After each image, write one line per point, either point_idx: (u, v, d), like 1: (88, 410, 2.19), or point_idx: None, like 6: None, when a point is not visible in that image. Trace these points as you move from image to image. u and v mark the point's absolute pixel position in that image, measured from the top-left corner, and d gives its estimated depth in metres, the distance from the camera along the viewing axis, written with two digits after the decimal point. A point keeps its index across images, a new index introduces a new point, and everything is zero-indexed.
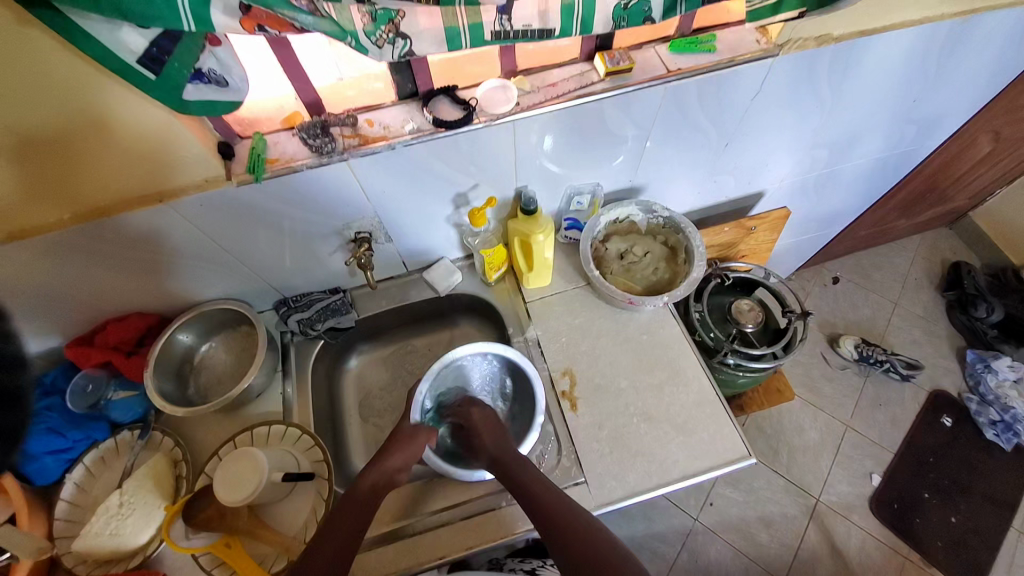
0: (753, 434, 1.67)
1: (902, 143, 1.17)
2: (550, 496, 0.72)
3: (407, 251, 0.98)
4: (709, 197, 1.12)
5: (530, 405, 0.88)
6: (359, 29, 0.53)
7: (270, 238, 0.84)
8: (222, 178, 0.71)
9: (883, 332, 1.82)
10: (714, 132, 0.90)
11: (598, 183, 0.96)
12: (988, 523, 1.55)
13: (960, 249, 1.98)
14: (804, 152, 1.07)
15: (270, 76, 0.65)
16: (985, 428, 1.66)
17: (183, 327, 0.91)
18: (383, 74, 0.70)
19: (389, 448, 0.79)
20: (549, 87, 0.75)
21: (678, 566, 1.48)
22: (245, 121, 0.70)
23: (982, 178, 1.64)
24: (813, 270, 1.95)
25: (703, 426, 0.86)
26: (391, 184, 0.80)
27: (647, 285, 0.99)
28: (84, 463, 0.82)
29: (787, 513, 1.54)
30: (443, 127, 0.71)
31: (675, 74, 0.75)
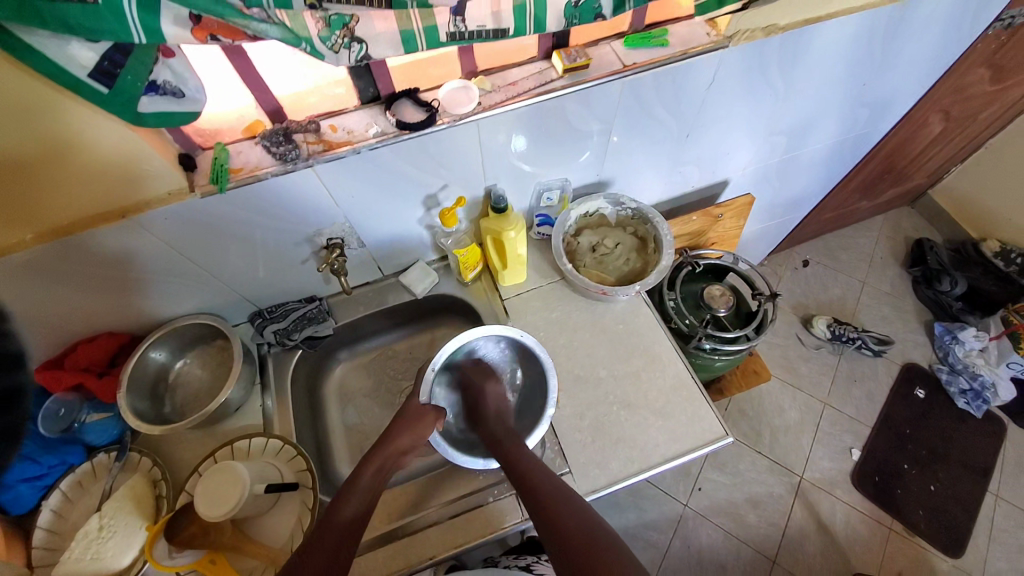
0: (736, 417, 1.70)
1: (857, 126, 1.22)
2: (550, 486, 0.72)
3: (381, 255, 0.98)
4: (676, 187, 1.15)
5: (539, 399, 0.88)
6: (313, 34, 0.54)
7: (240, 250, 0.84)
8: (185, 191, 0.71)
9: (854, 310, 1.88)
10: (675, 124, 0.93)
11: (566, 179, 0.98)
12: (965, 489, 1.60)
13: (921, 227, 2.06)
14: (764, 139, 1.10)
15: (229, 85, 0.65)
16: (956, 397, 1.73)
17: (156, 345, 0.89)
18: (344, 79, 0.70)
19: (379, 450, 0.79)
20: (509, 86, 0.77)
21: (671, 552, 1.50)
22: (206, 132, 0.70)
23: (938, 156, 1.71)
24: (784, 254, 2.01)
25: (681, 409, 0.88)
26: (360, 189, 0.80)
27: (619, 276, 1.01)
28: (61, 488, 0.81)
29: (773, 493, 1.58)
30: (407, 130, 0.72)
31: (631, 69, 0.77)
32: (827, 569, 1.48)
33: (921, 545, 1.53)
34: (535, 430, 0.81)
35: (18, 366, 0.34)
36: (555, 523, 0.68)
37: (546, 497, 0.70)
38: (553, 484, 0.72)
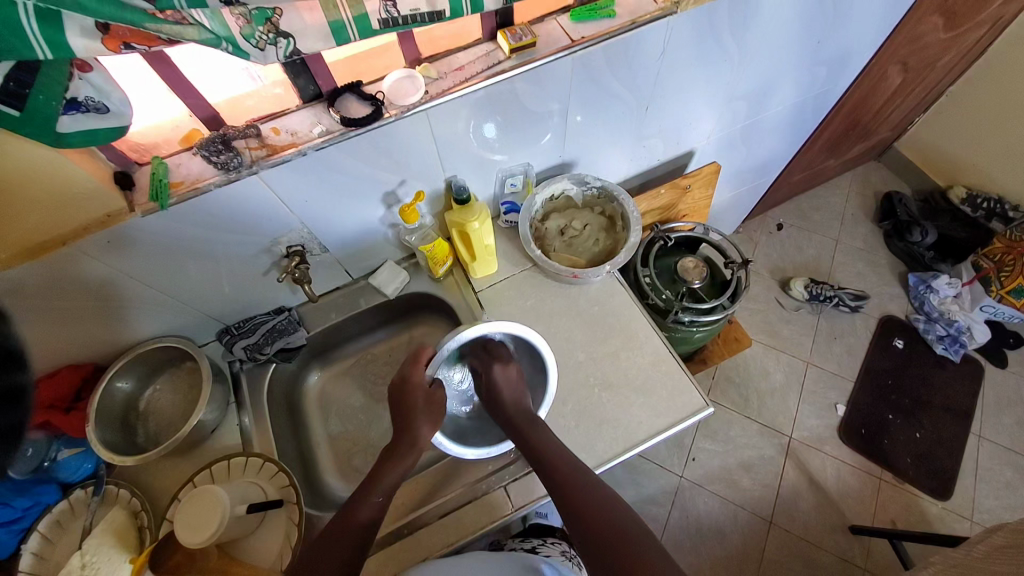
0: (723, 386, 1.72)
1: (816, 85, 1.21)
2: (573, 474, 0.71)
3: (346, 257, 0.96)
4: (642, 161, 1.14)
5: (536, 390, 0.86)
6: (235, 33, 0.51)
7: (198, 266, 0.81)
8: (124, 211, 0.67)
9: (829, 269, 1.91)
10: (633, 98, 0.92)
11: (529, 163, 0.96)
12: (949, 432, 1.65)
13: (889, 180, 2.08)
14: (725, 106, 1.10)
15: (158, 96, 0.62)
16: (935, 344, 1.77)
17: (120, 374, 0.86)
18: (281, 78, 0.68)
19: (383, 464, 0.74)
20: (456, 71, 0.74)
21: (672, 524, 1.51)
22: (141, 147, 0.67)
23: (900, 108, 1.72)
24: (758, 220, 2.01)
25: (661, 383, 0.88)
26: (312, 191, 0.77)
27: (591, 257, 1.00)
28: (40, 530, 0.76)
29: (765, 455, 1.60)
30: (352, 126, 0.69)
31: (579, 43, 0.75)
32: (823, 525, 1.52)
33: (911, 491, 1.57)
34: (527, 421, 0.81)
35: (18, 367, 0.37)
36: (579, 515, 0.68)
37: (572, 488, 0.69)
38: (575, 476, 0.71)
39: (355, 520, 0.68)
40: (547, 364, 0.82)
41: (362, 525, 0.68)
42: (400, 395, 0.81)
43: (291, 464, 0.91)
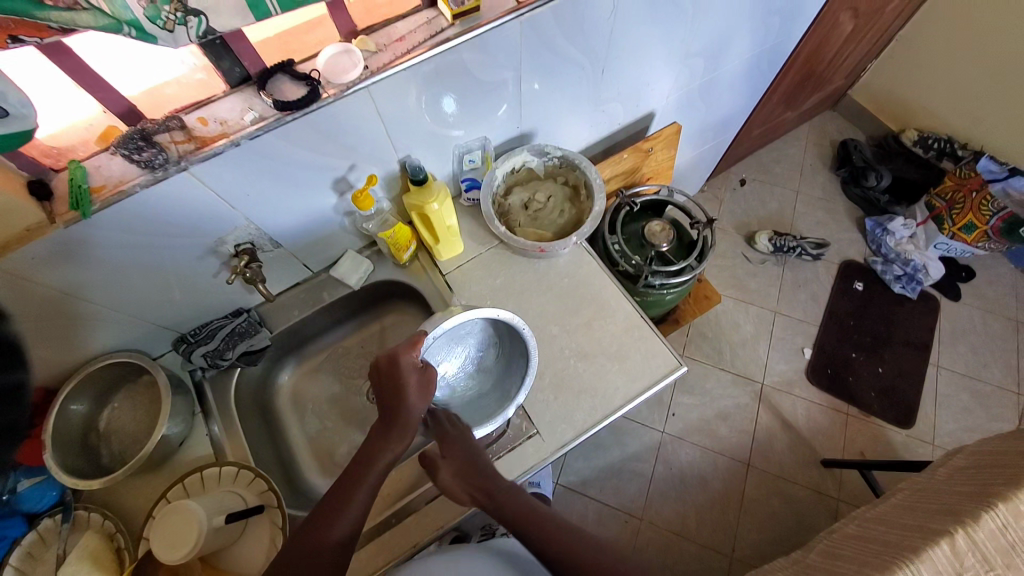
0: (697, 341, 1.76)
1: (771, 35, 1.19)
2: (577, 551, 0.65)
3: (302, 249, 0.91)
4: (602, 126, 1.12)
5: (516, 376, 0.84)
6: (139, 15, 0.45)
7: (140, 275, 0.76)
8: (46, 224, 0.61)
9: (792, 220, 1.95)
10: (587, 60, 0.88)
11: (486, 137, 0.93)
12: (908, 365, 1.74)
13: (845, 127, 2.11)
14: (681, 63, 1.07)
15: (64, 94, 0.56)
16: (893, 284, 1.83)
17: (74, 395, 0.81)
18: (200, 61, 0.61)
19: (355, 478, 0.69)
20: (396, 43, 0.69)
21: (656, 477, 1.57)
22: (55, 151, 0.61)
23: (853, 54, 1.73)
24: (721, 176, 2.03)
25: (635, 349, 0.88)
26: (253, 183, 0.72)
27: (557, 229, 0.98)
28: (11, 564, 0.71)
29: (740, 404, 1.66)
30: (288, 110, 0.65)
31: (526, 5, 0.71)
32: (797, 463, 1.59)
33: (877, 423, 1.66)
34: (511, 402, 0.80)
35: None
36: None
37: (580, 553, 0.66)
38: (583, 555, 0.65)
39: (332, 536, 0.63)
40: (529, 342, 0.80)
41: (336, 544, 0.63)
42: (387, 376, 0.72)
43: (268, 467, 0.89)
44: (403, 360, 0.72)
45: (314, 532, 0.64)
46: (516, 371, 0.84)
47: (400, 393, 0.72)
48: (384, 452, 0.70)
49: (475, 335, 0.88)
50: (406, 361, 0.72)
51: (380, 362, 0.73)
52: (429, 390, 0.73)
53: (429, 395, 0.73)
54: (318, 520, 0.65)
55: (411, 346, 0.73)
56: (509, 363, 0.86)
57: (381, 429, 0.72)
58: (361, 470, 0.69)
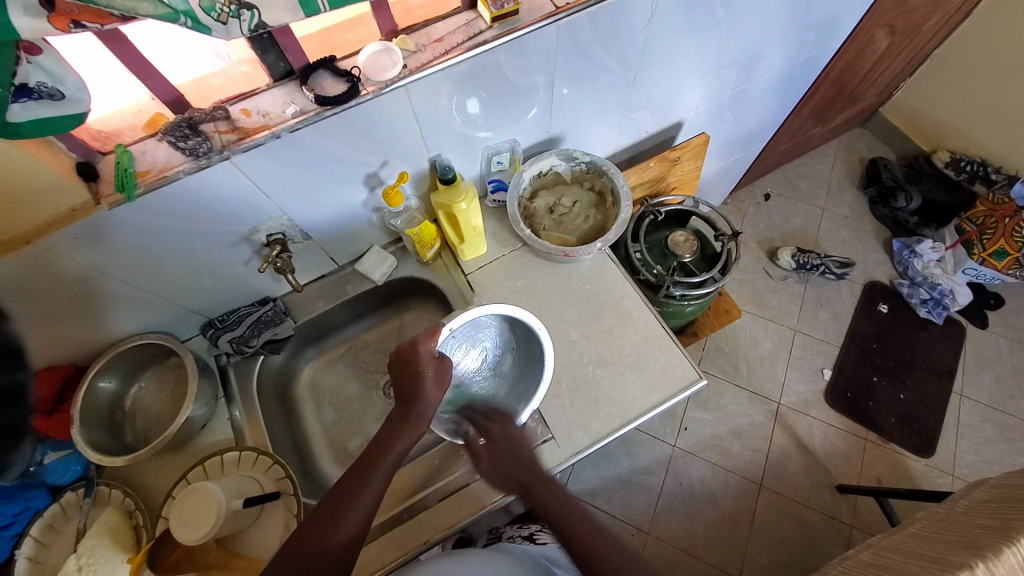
0: (713, 356, 1.74)
1: (805, 50, 1.19)
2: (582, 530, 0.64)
3: (330, 242, 0.93)
4: (630, 134, 1.12)
5: (531, 380, 0.83)
6: (194, 6, 0.47)
7: (175, 260, 0.78)
8: (91, 205, 0.64)
9: (816, 238, 1.92)
10: (620, 68, 0.89)
11: (515, 140, 0.93)
12: (931, 392, 1.70)
13: (874, 146, 2.08)
14: (712, 74, 1.07)
15: (117, 79, 0.58)
16: (918, 308, 1.80)
17: (103, 372, 0.83)
18: (248, 55, 0.64)
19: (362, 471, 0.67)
20: (435, 43, 0.70)
21: (666, 491, 1.55)
22: (104, 135, 0.63)
23: (887, 72, 1.71)
24: (745, 190, 2.01)
25: (654, 359, 0.88)
26: (289, 175, 0.74)
27: (581, 235, 0.98)
28: (31, 535, 0.74)
29: (754, 422, 1.64)
30: (328, 105, 0.66)
31: (564, 10, 0.72)
32: (811, 485, 1.56)
33: (896, 450, 1.62)
34: (529, 404, 0.80)
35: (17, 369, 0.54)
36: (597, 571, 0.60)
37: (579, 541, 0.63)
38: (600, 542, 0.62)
39: (338, 537, 0.61)
40: (545, 345, 0.80)
41: (344, 543, 0.60)
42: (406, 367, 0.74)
43: (284, 455, 0.90)
44: (423, 349, 0.74)
45: (320, 532, 0.60)
46: (532, 376, 0.83)
47: (419, 386, 0.72)
48: (398, 440, 0.70)
49: (493, 336, 0.88)
50: (425, 350, 0.74)
51: (401, 350, 0.75)
52: (446, 381, 0.74)
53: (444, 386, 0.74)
54: (322, 520, 0.62)
55: (430, 336, 0.75)
56: (525, 369, 0.86)
57: (398, 417, 0.72)
58: (373, 460, 0.68)
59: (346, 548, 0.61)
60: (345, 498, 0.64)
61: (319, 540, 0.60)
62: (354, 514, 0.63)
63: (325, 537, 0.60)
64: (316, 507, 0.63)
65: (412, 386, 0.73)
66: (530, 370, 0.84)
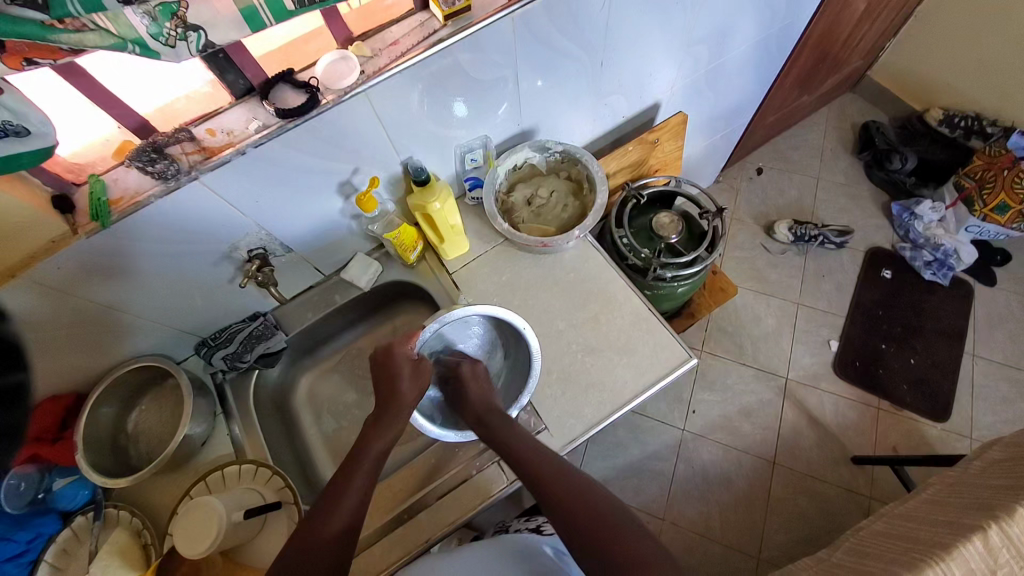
0: (716, 336, 1.72)
1: (778, 19, 1.17)
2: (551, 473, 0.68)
3: (312, 251, 0.94)
4: (606, 120, 1.11)
5: (522, 378, 0.84)
6: (142, 34, 0.48)
7: (161, 283, 0.79)
8: (69, 235, 0.65)
9: (812, 208, 1.89)
10: (584, 54, 0.88)
11: (487, 136, 0.93)
12: (942, 354, 1.67)
13: (867, 110, 2.04)
14: (683, 52, 1.06)
15: (81, 112, 0.60)
16: (923, 270, 1.76)
17: (104, 399, 0.85)
18: (209, 76, 0.65)
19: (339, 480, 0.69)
20: (391, 46, 0.71)
21: (678, 476, 1.54)
22: (77, 167, 0.65)
23: (870, 33, 1.68)
24: (736, 166, 1.98)
25: (642, 342, 0.88)
26: (262, 191, 0.75)
27: (561, 224, 0.98)
28: (47, 560, 0.75)
29: (763, 399, 1.62)
30: (289, 117, 0.67)
31: (517, 2, 0.72)
32: (825, 459, 1.54)
33: (910, 417, 1.59)
34: (521, 398, 0.80)
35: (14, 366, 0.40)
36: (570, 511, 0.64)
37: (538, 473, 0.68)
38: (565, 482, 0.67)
39: (329, 530, 0.63)
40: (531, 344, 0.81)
41: (335, 537, 0.63)
42: (380, 368, 0.79)
43: (286, 466, 0.92)
44: (398, 351, 0.79)
45: (309, 533, 0.63)
46: (517, 379, 0.85)
47: (392, 389, 0.77)
48: (373, 442, 0.73)
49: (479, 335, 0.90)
50: (400, 352, 0.79)
51: (377, 354, 0.80)
52: (421, 379, 0.78)
53: (418, 384, 0.78)
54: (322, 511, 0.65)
55: (406, 340, 0.80)
56: (513, 371, 0.87)
57: (373, 419, 0.76)
58: (352, 467, 0.71)
59: (338, 540, 0.63)
60: (327, 505, 0.66)
61: (310, 536, 0.62)
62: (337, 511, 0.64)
63: (317, 531, 0.63)
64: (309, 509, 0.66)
65: (386, 389, 0.77)
66: (518, 368, 0.85)
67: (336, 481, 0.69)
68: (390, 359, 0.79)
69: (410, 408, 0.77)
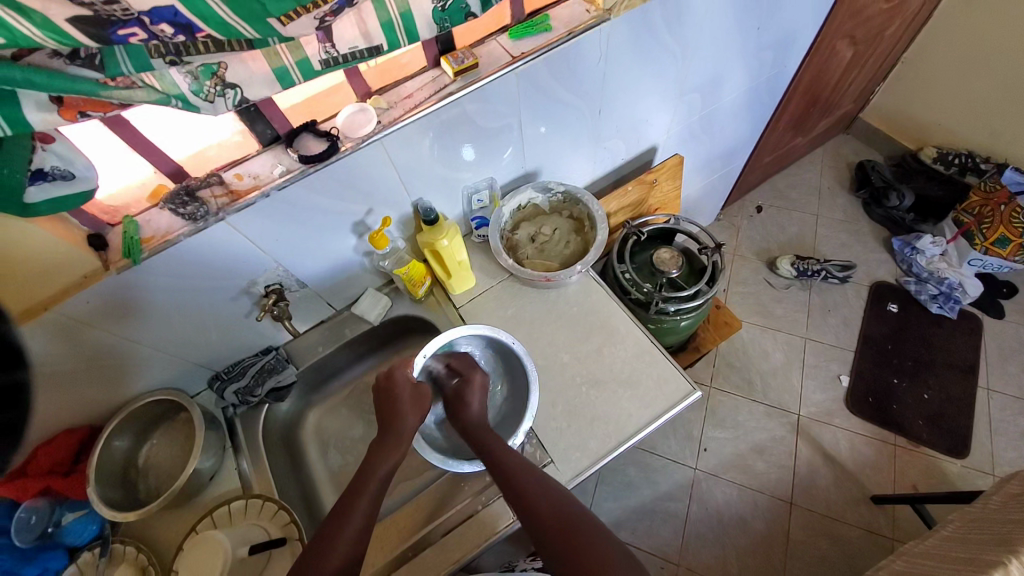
0: (725, 371, 1.72)
1: (766, 68, 1.25)
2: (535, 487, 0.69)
3: (325, 287, 0.98)
4: (606, 162, 1.17)
5: (522, 402, 0.85)
6: (185, 90, 0.54)
7: (182, 317, 0.84)
8: (101, 270, 0.70)
9: (814, 244, 1.92)
10: (583, 103, 0.95)
11: (493, 178, 0.99)
12: (957, 389, 1.64)
13: (861, 150, 2.11)
14: (678, 100, 1.13)
15: (122, 158, 0.65)
16: (930, 304, 1.77)
17: (118, 432, 0.87)
18: (238, 127, 0.71)
19: (345, 506, 0.69)
20: (405, 99, 0.77)
21: (692, 518, 1.50)
22: (113, 209, 0.70)
23: (858, 79, 1.76)
24: (736, 205, 2.03)
25: (646, 374, 0.89)
26: (280, 230, 0.80)
27: (562, 260, 1.01)
28: None
29: (775, 436, 1.60)
30: (311, 162, 0.73)
31: (520, 59, 0.79)
32: (844, 500, 1.50)
33: (929, 454, 1.55)
34: (519, 428, 0.81)
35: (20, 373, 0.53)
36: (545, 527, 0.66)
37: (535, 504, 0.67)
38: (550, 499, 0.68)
39: (331, 564, 0.63)
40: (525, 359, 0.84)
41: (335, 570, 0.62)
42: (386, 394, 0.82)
43: (292, 502, 0.92)
44: (399, 375, 0.83)
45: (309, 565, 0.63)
46: (519, 403, 0.86)
47: (397, 409, 0.79)
48: (381, 463, 0.74)
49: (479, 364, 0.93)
50: (400, 375, 0.83)
51: (379, 380, 0.84)
52: (422, 403, 0.80)
53: (421, 409, 0.80)
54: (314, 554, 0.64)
55: (405, 364, 0.84)
56: (514, 399, 0.88)
57: (377, 441, 0.78)
58: (357, 490, 0.71)
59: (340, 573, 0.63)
60: (334, 525, 0.67)
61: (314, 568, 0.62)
62: (342, 546, 0.64)
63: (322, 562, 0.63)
64: (312, 539, 0.66)
65: (391, 411, 0.80)
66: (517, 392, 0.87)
67: (345, 500, 0.70)
68: (392, 382, 0.82)
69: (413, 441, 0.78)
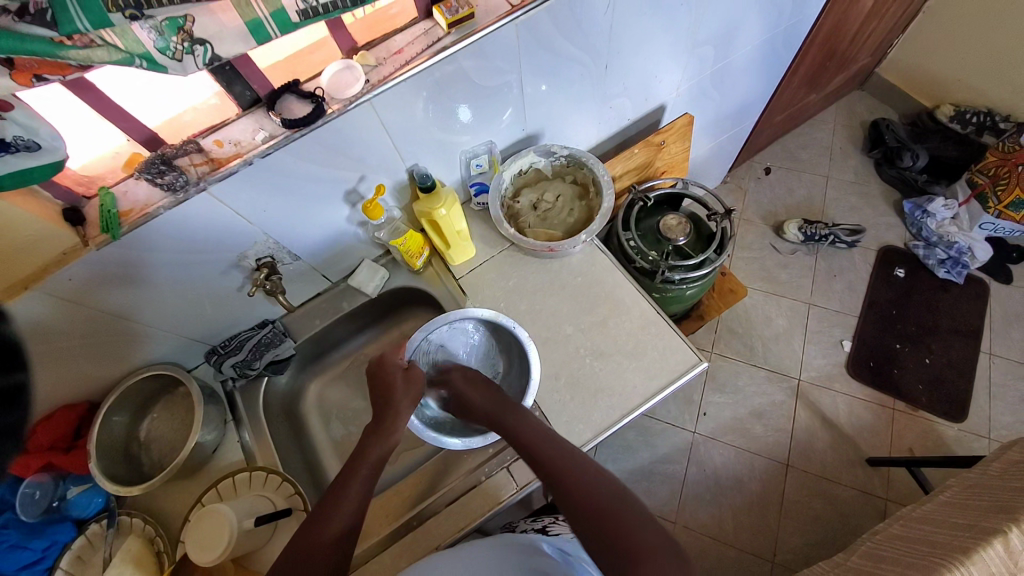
0: (726, 338, 1.71)
1: (783, 19, 1.16)
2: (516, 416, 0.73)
3: (318, 259, 0.94)
4: (611, 123, 1.11)
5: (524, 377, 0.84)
6: (149, 48, 0.49)
7: (172, 292, 0.80)
8: (81, 246, 0.66)
9: (822, 208, 1.87)
10: (589, 58, 0.88)
11: (492, 141, 0.94)
12: (958, 353, 1.64)
13: (876, 107, 2.02)
14: (689, 55, 1.06)
15: (91, 125, 0.60)
16: (937, 269, 1.74)
17: (115, 408, 0.86)
18: (216, 89, 0.65)
19: (335, 490, 0.68)
20: (395, 55, 0.71)
21: (689, 480, 1.52)
22: (87, 179, 0.65)
23: (879, 29, 1.66)
24: (744, 166, 1.96)
25: (652, 345, 0.87)
26: (269, 200, 0.76)
27: (567, 229, 0.97)
28: (62, 568, 0.75)
29: (775, 401, 1.60)
30: (296, 127, 0.68)
31: (520, 8, 0.72)
32: (841, 462, 1.52)
33: (926, 417, 1.56)
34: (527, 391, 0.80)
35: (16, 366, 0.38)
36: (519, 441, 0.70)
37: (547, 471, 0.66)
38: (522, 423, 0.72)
39: (337, 529, 0.64)
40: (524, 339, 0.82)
41: (333, 541, 0.62)
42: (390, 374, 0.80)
43: (296, 472, 0.92)
44: (390, 361, 0.82)
45: (311, 529, 0.63)
46: (518, 378, 0.86)
47: (392, 394, 0.78)
48: (373, 448, 0.73)
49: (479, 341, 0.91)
50: (393, 361, 0.83)
51: (373, 364, 0.83)
52: (414, 386, 0.80)
53: (416, 389, 0.79)
54: (322, 512, 0.65)
55: (396, 350, 0.84)
56: (515, 374, 0.87)
57: (373, 427, 0.76)
58: (349, 473, 0.70)
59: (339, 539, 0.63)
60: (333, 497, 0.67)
61: (311, 536, 0.62)
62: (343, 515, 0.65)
63: (318, 534, 0.63)
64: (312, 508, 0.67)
65: (385, 399, 0.79)
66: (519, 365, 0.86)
67: (333, 489, 0.68)
68: (383, 368, 0.82)
69: (409, 413, 0.78)
